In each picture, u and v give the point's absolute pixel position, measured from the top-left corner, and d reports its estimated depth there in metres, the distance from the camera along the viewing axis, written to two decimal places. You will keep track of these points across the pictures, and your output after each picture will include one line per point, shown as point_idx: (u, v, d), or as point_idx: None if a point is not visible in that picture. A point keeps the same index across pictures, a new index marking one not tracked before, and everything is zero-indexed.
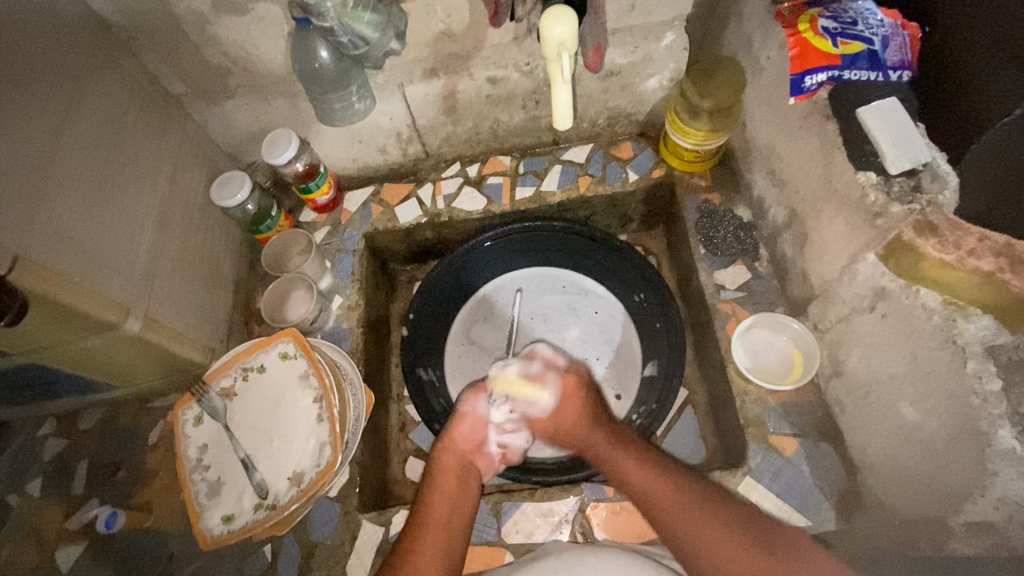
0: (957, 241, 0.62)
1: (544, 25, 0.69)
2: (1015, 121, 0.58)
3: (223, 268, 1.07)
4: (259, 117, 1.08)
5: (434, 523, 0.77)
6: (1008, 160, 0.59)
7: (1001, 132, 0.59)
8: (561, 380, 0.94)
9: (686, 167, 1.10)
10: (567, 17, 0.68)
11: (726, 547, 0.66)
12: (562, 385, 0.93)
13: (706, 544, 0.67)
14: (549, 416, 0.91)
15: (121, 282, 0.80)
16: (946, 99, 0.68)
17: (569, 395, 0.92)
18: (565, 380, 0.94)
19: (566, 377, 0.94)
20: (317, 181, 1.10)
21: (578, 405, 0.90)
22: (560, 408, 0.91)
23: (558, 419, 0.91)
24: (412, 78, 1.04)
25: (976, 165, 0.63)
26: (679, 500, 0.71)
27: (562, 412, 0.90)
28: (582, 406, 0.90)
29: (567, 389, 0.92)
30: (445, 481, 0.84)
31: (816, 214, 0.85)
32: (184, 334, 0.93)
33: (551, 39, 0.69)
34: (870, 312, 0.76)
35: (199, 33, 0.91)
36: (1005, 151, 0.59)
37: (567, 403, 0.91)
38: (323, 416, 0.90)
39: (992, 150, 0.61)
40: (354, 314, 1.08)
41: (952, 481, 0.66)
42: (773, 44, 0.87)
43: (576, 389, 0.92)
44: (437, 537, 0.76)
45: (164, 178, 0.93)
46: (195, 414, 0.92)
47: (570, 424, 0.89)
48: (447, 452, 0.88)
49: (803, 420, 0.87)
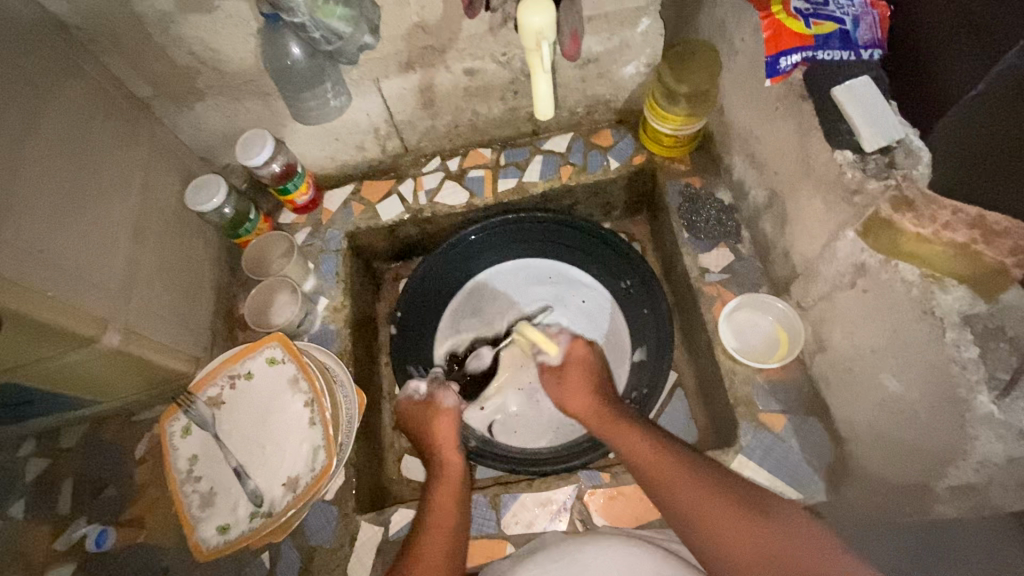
0: (932, 214, 0.64)
1: (521, 13, 0.68)
2: (977, 96, 0.60)
3: (202, 274, 1.04)
4: (232, 119, 1.05)
5: (439, 517, 0.80)
6: (982, 136, 0.60)
7: (965, 108, 0.61)
8: (570, 344, 0.97)
9: (665, 152, 1.12)
10: (544, 7, 0.67)
11: (713, 520, 0.68)
12: (574, 349, 0.95)
13: (714, 530, 0.68)
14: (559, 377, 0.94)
15: (96, 295, 0.77)
16: (923, 82, 0.69)
17: (578, 359, 0.95)
18: (574, 344, 0.96)
19: (576, 341, 0.97)
20: (295, 182, 1.10)
21: (586, 370, 0.93)
22: (568, 370, 0.94)
23: (566, 385, 0.93)
24: (387, 72, 1.01)
25: (953, 142, 0.64)
26: (702, 492, 0.71)
27: (573, 379, 0.92)
28: (587, 373, 0.93)
29: (574, 353, 0.96)
30: (447, 484, 0.85)
31: (794, 194, 0.86)
32: (165, 344, 0.91)
33: (529, 28, 0.68)
34: (850, 289, 0.77)
35: (163, 32, 0.88)
36: (970, 122, 0.61)
37: (574, 366, 0.94)
38: (315, 420, 0.88)
39: (961, 129, 0.63)
40: (340, 314, 1.08)
41: (934, 449, 0.67)
42: (749, 27, 0.89)
43: (583, 353, 0.95)
44: (443, 531, 0.78)
45: (136, 186, 0.90)
46: (182, 425, 0.91)
47: (579, 391, 0.91)
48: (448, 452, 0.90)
49: (790, 397, 0.89)
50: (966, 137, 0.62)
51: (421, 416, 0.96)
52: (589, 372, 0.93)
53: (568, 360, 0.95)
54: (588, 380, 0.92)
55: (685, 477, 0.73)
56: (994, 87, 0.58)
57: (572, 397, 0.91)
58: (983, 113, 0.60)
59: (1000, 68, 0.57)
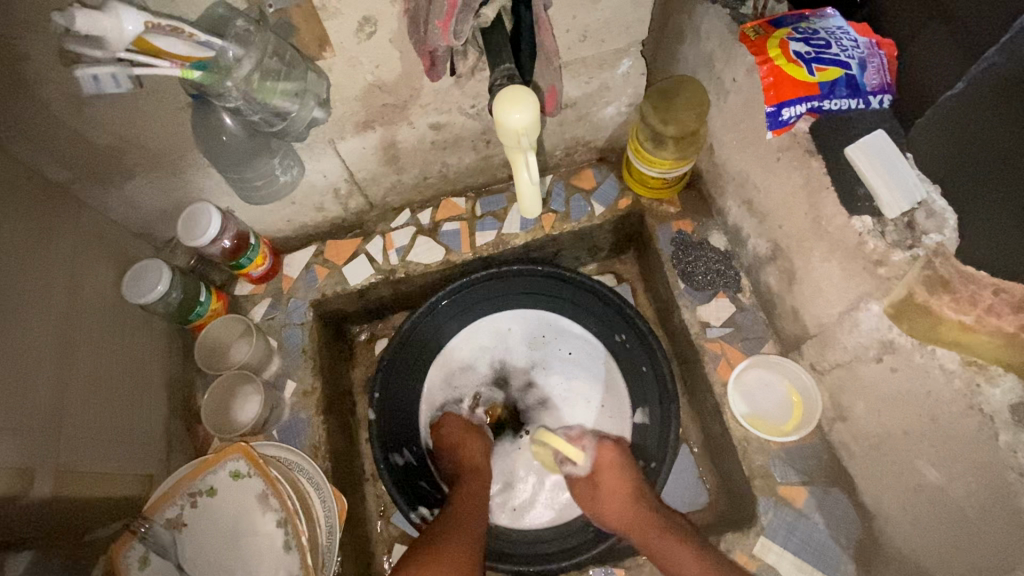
0: (972, 296, 0.57)
1: (498, 110, 0.57)
2: (957, 97, 0.56)
3: (152, 373, 0.92)
4: (170, 196, 0.92)
5: (464, 517, 0.88)
6: (968, 137, 0.57)
7: (945, 107, 0.58)
8: (597, 450, 0.94)
9: (653, 194, 1.03)
10: (526, 104, 0.56)
11: None
12: (600, 454, 0.93)
13: None
14: (591, 485, 0.92)
15: (12, 443, 0.66)
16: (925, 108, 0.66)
17: (608, 464, 0.92)
18: (600, 450, 0.94)
19: (602, 446, 0.94)
20: (248, 256, 0.98)
21: (619, 473, 0.91)
22: (600, 478, 0.92)
23: (599, 490, 0.91)
24: (343, 134, 0.90)
25: (929, 142, 0.61)
26: None
27: (605, 484, 0.91)
28: (621, 479, 0.91)
29: (603, 459, 0.93)
30: (472, 489, 0.94)
31: (802, 252, 0.79)
32: (107, 472, 0.79)
33: (509, 127, 0.57)
34: (875, 363, 0.70)
35: (74, 115, 0.74)
36: (957, 123, 0.57)
37: (606, 472, 0.92)
38: (291, 543, 0.78)
39: (937, 126, 0.60)
40: (310, 400, 0.97)
41: (983, 551, 0.61)
42: (742, 68, 0.80)
43: (614, 458, 0.93)
44: (465, 529, 0.85)
45: (62, 292, 0.78)
46: (139, 554, 0.76)
47: (611, 493, 0.90)
48: (474, 465, 0.98)
49: (810, 465, 0.83)
50: (947, 135, 0.59)
51: (444, 445, 1.00)
52: (625, 475, 0.91)
53: (596, 465, 0.93)
54: (621, 483, 0.90)
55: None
56: (982, 84, 0.54)
57: (609, 504, 0.89)
58: (966, 111, 0.56)
59: (980, 69, 0.54)
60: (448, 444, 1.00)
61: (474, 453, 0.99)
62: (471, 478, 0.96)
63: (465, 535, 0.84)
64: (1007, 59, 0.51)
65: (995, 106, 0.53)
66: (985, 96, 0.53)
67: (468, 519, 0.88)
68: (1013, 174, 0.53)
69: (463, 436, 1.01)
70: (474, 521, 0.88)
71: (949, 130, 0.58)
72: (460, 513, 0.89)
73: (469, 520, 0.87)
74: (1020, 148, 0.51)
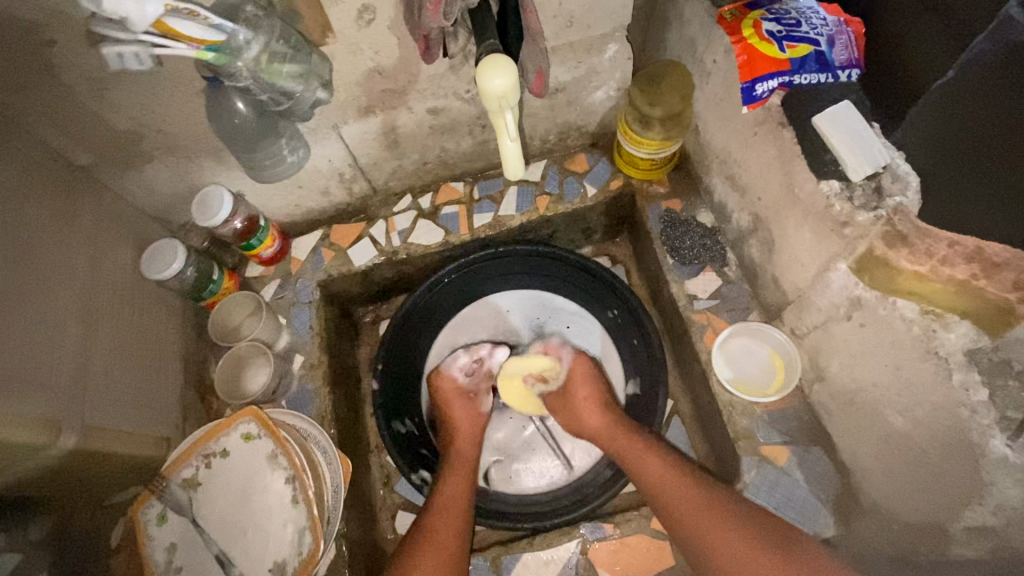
0: (928, 249, 0.61)
1: (480, 78, 0.62)
2: (946, 85, 0.56)
3: (168, 345, 0.98)
4: (185, 179, 0.98)
5: (449, 503, 0.88)
6: (957, 127, 0.56)
7: (937, 94, 0.57)
8: (573, 361, 1.02)
9: (642, 175, 1.07)
10: (506, 69, 0.61)
11: (711, 521, 0.74)
12: (574, 364, 1.01)
13: (695, 530, 0.74)
14: (565, 394, 1.00)
15: (43, 398, 0.72)
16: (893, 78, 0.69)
17: (580, 375, 1.00)
18: (576, 360, 1.02)
19: (577, 358, 1.02)
20: (258, 237, 1.04)
21: (592, 385, 0.98)
22: (573, 386, 0.99)
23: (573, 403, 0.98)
24: (346, 118, 0.96)
25: (919, 130, 0.61)
26: (689, 494, 0.77)
27: (578, 393, 0.98)
28: (593, 387, 0.98)
29: (577, 369, 1.01)
30: (460, 472, 0.93)
31: (779, 221, 0.83)
32: (128, 431, 0.85)
33: (491, 93, 0.62)
34: (846, 320, 0.74)
35: (97, 100, 0.80)
36: (947, 109, 0.57)
37: (579, 382, 0.99)
38: (298, 498, 0.84)
39: (926, 120, 0.60)
40: (317, 372, 1.03)
41: (946, 490, 0.65)
42: (721, 48, 0.85)
43: (586, 370, 1.00)
44: (449, 517, 0.85)
45: (84, 265, 0.84)
46: (157, 511, 0.84)
47: (584, 400, 0.97)
48: (463, 441, 0.99)
49: (791, 426, 0.86)
50: (932, 123, 0.59)
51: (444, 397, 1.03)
52: (595, 385, 0.98)
53: (569, 375, 1.01)
54: (596, 397, 0.97)
55: (679, 484, 0.79)
56: (971, 72, 0.53)
57: (581, 411, 0.96)
58: (951, 102, 0.56)
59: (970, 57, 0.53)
60: (449, 399, 1.02)
61: (468, 412, 1.01)
62: (463, 445, 0.98)
63: (450, 530, 0.84)
64: (995, 45, 0.50)
65: (986, 93, 0.52)
66: (970, 84, 0.53)
67: (454, 502, 0.88)
68: (991, 155, 0.54)
69: (461, 399, 1.02)
70: (461, 503, 0.88)
71: (937, 118, 0.58)
72: (446, 498, 0.89)
73: (455, 502, 0.88)
74: (999, 131, 0.52)
